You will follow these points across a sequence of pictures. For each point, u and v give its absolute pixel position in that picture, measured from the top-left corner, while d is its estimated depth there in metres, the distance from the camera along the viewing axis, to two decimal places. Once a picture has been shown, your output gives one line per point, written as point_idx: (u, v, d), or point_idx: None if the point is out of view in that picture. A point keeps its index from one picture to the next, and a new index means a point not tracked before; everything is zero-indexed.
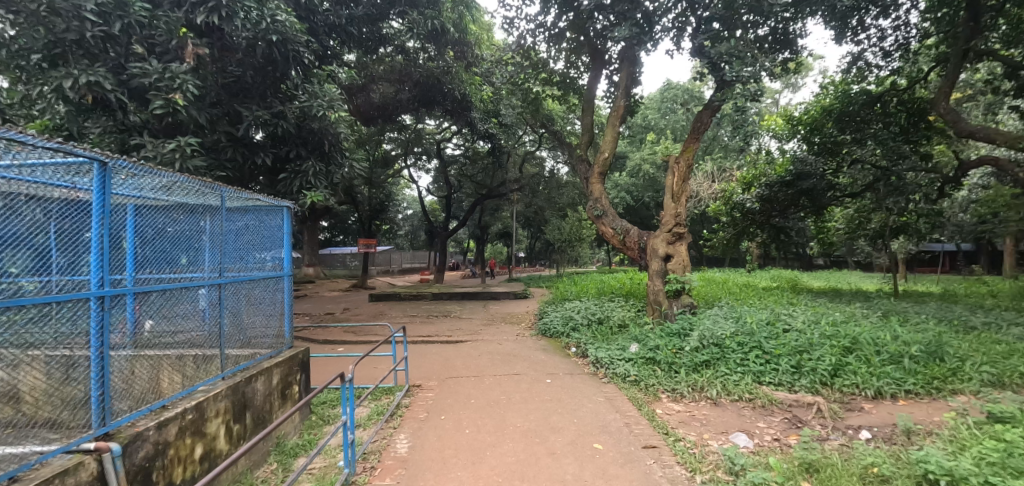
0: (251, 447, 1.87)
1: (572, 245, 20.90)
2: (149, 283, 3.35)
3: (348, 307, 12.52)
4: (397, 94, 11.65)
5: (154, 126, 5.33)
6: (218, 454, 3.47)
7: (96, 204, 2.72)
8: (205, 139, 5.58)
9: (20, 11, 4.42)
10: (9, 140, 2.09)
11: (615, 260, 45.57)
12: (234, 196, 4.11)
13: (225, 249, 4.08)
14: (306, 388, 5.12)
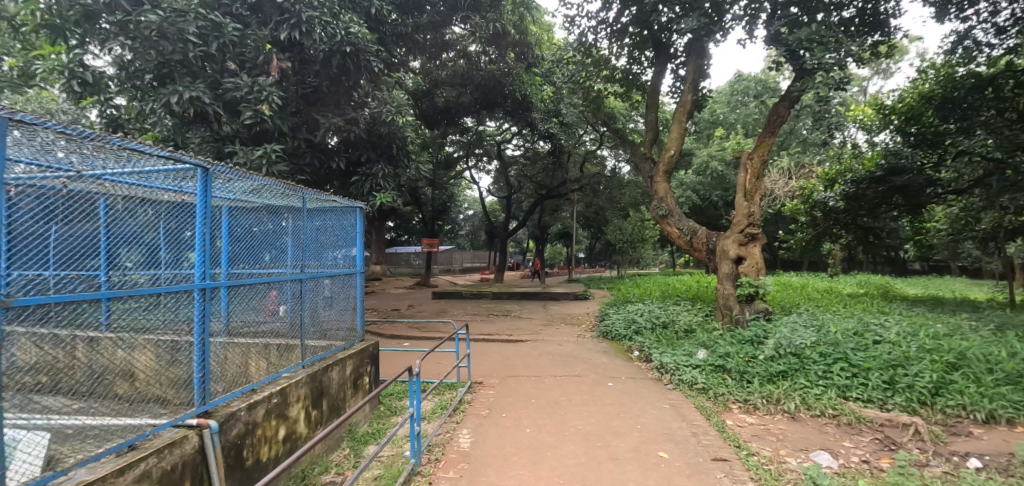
0: (326, 436, 1.98)
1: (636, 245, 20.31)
2: (241, 278, 3.72)
3: (413, 304, 13.03)
4: (460, 97, 11.97)
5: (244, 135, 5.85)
6: (299, 436, 3.75)
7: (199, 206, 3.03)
8: (287, 145, 6.04)
9: (137, 36, 5.00)
10: (130, 150, 2.39)
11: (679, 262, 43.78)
12: (314, 198, 4.37)
13: (305, 247, 4.36)
14: (376, 379, 5.38)
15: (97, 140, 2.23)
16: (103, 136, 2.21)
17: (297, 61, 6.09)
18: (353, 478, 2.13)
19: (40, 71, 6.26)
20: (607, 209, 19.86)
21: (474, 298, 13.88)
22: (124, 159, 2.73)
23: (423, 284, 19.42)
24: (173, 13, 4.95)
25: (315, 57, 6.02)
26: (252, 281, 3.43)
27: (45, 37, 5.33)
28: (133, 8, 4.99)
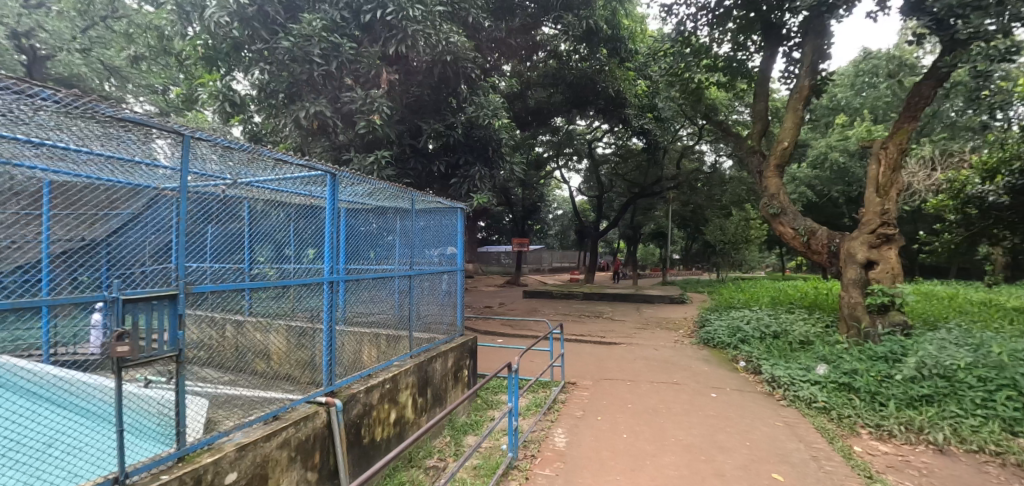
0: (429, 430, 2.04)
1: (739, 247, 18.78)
2: (360, 272, 4.15)
3: (505, 302, 13.40)
4: (551, 97, 12.05)
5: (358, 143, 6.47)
6: (407, 420, 4.05)
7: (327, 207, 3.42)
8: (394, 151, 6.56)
9: (273, 61, 5.72)
10: (277, 160, 2.79)
11: (790, 266, 39.49)
12: (421, 199, 4.69)
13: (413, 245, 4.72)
14: (474, 373, 5.63)
15: (252, 152, 2.71)
16: (256, 147, 2.66)
17: (403, 73, 6.55)
18: (454, 472, 2.21)
19: (203, 96, 7.47)
20: (705, 208, 18.66)
21: (564, 298, 13.92)
22: (271, 167, 3.21)
23: (514, 282, 19.93)
24: (302, 38, 5.60)
25: (419, 67, 6.44)
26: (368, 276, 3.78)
27: (207, 68, 6.36)
28: (270, 37, 5.73)
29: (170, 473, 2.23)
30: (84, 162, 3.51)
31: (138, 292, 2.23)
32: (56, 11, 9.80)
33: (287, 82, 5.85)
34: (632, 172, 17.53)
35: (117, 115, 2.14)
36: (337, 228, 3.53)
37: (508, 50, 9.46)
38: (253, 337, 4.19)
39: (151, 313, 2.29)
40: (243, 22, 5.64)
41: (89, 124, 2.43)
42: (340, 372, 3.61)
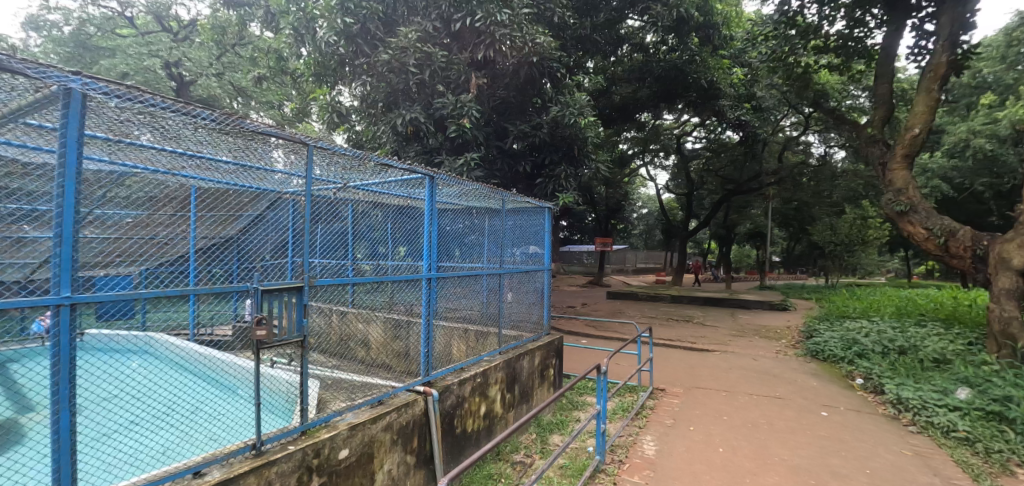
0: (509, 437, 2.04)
1: (853, 250, 16.68)
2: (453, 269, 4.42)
3: (588, 303, 13.32)
4: (636, 92, 11.09)
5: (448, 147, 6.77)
6: (495, 414, 4.19)
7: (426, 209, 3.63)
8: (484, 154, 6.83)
9: (375, 73, 6.20)
10: (385, 166, 3.05)
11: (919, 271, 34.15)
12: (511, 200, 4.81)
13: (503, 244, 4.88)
14: (560, 372, 5.66)
15: (361, 158, 3.02)
16: (366, 154, 2.97)
17: (490, 77, 6.80)
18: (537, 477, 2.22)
19: (314, 109, 8.28)
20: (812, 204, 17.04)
21: (653, 301, 13.52)
22: (378, 172, 3.52)
23: (596, 283, 19.67)
24: (398, 50, 5.96)
25: (505, 70, 6.61)
26: (462, 273, 3.97)
27: (318, 84, 7.04)
28: (371, 51, 6.18)
29: (296, 444, 2.58)
30: (226, 171, 4.14)
31: (272, 283, 2.57)
32: (199, 43, 11.52)
33: (386, 92, 6.28)
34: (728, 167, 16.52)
35: (257, 129, 2.54)
36: (434, 228, 3.74)
37: (592, 47, 9.33)
38: (357, 327, 4.59)
39: (280, 302, 2.60)
40: (348, 40, 6.14)
41: (235, 140, 2.88)
42: (436, 364, 3.85)
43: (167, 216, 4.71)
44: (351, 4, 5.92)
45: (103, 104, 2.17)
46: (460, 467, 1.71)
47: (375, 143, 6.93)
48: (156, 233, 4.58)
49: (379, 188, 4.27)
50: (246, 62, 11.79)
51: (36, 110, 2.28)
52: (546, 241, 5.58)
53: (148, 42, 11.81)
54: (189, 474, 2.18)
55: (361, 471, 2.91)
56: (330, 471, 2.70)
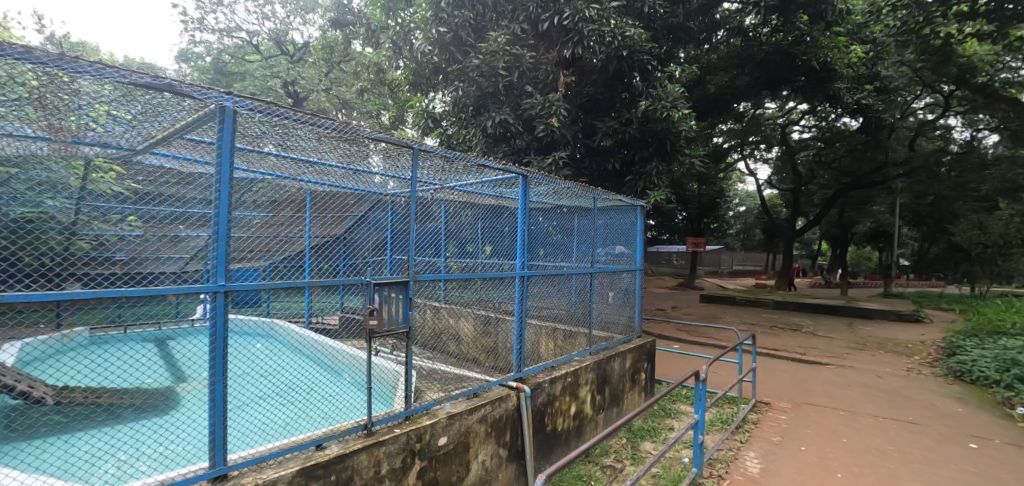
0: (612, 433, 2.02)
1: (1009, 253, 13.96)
2: (547, 268, 4.58)
3: (677, 307, 12.70)
4: (734, 80, 10.53)
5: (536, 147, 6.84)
6: (586, 415, 4.18)
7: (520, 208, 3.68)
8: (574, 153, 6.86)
9: (467, 79, 6.46)
10: (482, 166, 3.18)
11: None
12: (603, 198, 4.73)
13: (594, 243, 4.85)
14: (652, 377, 5.46)
15: (460, 160, 3.15)
16: (466, 156, 3.09)
17: (577, 74, 6.75)
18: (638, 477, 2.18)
19: (409, 116, 8.83)
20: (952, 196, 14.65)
21: (751, 307, 12.48)
22: (475, 172, 3.68)
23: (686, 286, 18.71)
24: (488, 54, 6.16)
25: (593, 67, 6.53)
26: (555, 272, 4.00)
27: (414, 92, 7.52)
28: (462, 57, 6.47)
29: (401, 428, 2.76)
30: (338, 177, 4.55)
31: (384, 277, 2.80)
32: (313, 63, 12.99)
33: (476, 96, 6.53)
34: (845, 159, 14.78)
35: (370, 136, 2.74)
36: (528, 227, 3.81)
37: (685, 35, 8.88)
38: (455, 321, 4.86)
39: (390, 295, 2.80)
40: (441, 48, 6.49)
41: (349, 147, 3.13)
42: (527, 361, 3.90)
43: (290, 218, 5.32)
44: (445, 14, 6.25)
45: (247, 117, 2.47)
46: (568, 456, 1.73)
47: (466, 146, 7.11)
48: (280, 232, 5.20)
49: (474, 189, 4.45)
50: (350, 77, 13.03)
51: (197, 126, 2.65)
52: (637, 241, 5.42)
53: (272, 65, 13.59)
54: (313, 446, 2.45)
55: (458, 460, 3.03)
56: (430, 456, 2.85)
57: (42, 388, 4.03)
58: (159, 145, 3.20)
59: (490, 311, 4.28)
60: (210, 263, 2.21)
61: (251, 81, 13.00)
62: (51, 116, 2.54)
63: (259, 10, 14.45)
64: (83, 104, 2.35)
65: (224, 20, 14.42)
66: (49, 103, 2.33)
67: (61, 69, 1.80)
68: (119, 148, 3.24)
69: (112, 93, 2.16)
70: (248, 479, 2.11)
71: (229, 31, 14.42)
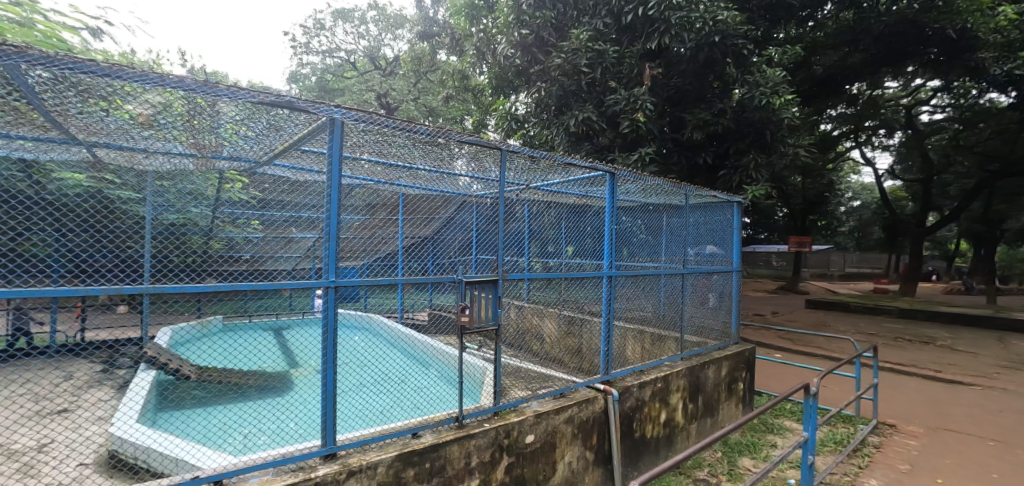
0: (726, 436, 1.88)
1: None
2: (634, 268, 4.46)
3: (777, 313, 11.61)
4: (847, 58, 9.54)
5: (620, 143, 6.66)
6: (676, 423, 4.01)
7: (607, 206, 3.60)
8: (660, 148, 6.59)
9: (549, 79, 6.49)
10: (568, 165, 3.18)
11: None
12: (694, 195, 4.47)
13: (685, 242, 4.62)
14: (751, 389, 5.08)
15: (547, 159, 3.16)
16: (553, 155, 3.10)
17: (664, 65, 6.45)
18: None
19: (492, 120, 9.05)
20: None
21: (867, 315, 11.00)
22: (560, 171, 3.68)
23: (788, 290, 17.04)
24: (571, 53, 6.16)
25: (681, 57, 6.19)
26: (644, 272, 3.85)
27: (496, 96, 7.71)
28: (544, 57, 6.52)
29: (491, 423, 2.82)
30: (429, 180, 4.78)
31: (476, 275, 2.89)
32: (403, 75, 13.91)
33: (558, 95, 6.54)
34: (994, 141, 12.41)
35: (462, 140, 2.83)
36: (615, 225, 3.71)
37: (785, 14, 8.13)
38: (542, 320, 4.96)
39: (481, 294, 2.88)
40: (524, 50, 6.61)
41: (440, 151, 3.27)
42: (615, 364, 3.83)
43: (384, 220, 5.74)
44: (527, 16, 6.36)
45: (353, 127, 2.63)
46: (685, 452, 1.65)
47: (548, 146, 7.11)
48: (376, 233, 5.62)
49: (559, 188, 4.45)
50: (435, 85, 13.75)
51: (311, 138, 2.93)
52: (734, 241, 5.06)
53: (367, 79, 14.79)
54: (410, 434, 2.58)
55: (545, 459, 3.03)
56: (518, 453, 2.88)
57: (188, 366, 4.74)
58: (279, 157, 3.59)
59: (577, 310, 4.27)
60: (323, 261, 2.36)
61: (350, 95, 14.27)
62: (200, 135, 2.99)
63: (356, 30, 15.82)
64: (223, 123, 2.72)
65: (327, 42, 16.00)
66: (199, 124, 2.74)
67: (203, 94, 2.05)
68: (248, 161, 3.71)
69: (243, 112, 2.45)
70: (355, 459, 2.29)
71: (331, 52, 15.98)
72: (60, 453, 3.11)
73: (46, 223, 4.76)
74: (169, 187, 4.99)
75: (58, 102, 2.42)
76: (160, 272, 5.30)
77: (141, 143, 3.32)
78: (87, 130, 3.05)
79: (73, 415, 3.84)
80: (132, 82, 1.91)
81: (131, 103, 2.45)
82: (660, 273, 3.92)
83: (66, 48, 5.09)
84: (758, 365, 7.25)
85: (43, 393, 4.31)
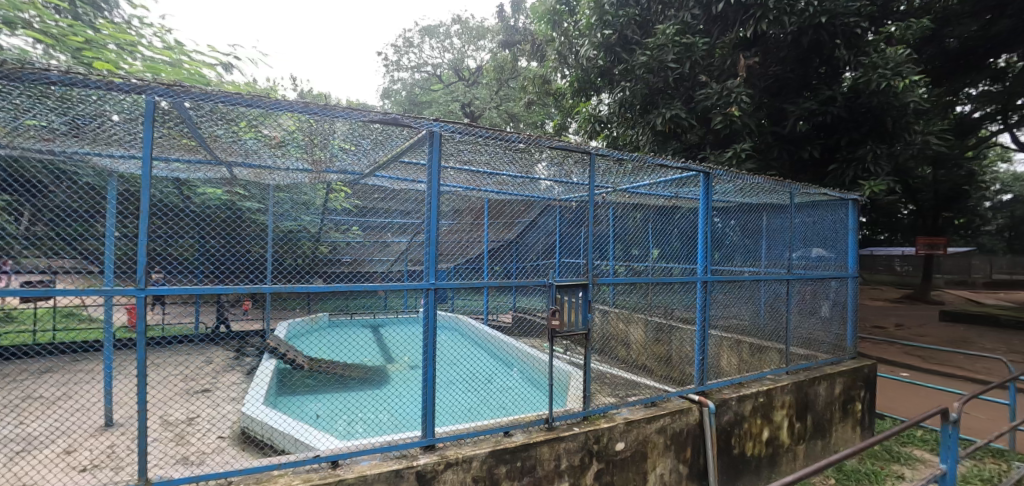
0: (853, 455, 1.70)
1: None
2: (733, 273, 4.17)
3: (902, 326, 10.14)
4: (992, 26, 8.15)
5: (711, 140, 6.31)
6: (781, 443, 3.68)
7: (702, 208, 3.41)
8: (757, 143, 6.11)
9: (633, 77, 6.34)
10: (660, 166, 3.07)
11: None
12: (801, 193, 4.07)
13: (791, 245, 4.23)
14: (872, 411, 4.51)
15: (638, 161, 3.08)
16: (644, 156, 3.01)
17: (760, 54, 6.00)
18: None
19: (573, 123, 9.03)
20: None
21: None
22: (650, 172, 3.57)
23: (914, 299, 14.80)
24: (656, 49, 5.97)
25: (781, 42, 5.71)
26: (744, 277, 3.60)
27: (578, 98, 7.68)
28: (628, 56, 6.38)
29: (581, 427, 2.81)
30: (514, 185, 4.89)
31: (567, 280, 2.91)
32: (486, 84, 14.37)
33: (643, 94, 6.34)
34: None
35: (552, 146, 2.84)
36: (710, 228, 3.51)
37: None
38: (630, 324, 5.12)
39: (571, 299, 2.88)
40: (607, 51, 6.52)
41: (530, 158, 3.34)
42: (710, 374, 3.63)
43: (470, 225, 5.99)
44: (610, 16, 6.31)
45: (449, 137, 2.74)
46: (809, 467, 1.51)
47: (633, 147, 6.95)
48: (463, 237, 5.88)
49: (647, 190, 4.31)
50: (517, 92, 14.01)
51: (410, 150, 3.15)
52: (850, 243, 4.53)
53: (452, 90, 15.52)
54: (502, 432, 2.66)
55: (636, 468, 2.95)
56: (608, 459, 2.84)
57: (301, 357, 5.32)
58: (381, 169, 3.91)
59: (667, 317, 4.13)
60: (424, 263, 2.49)
61: (437, 106, 15.07)
62: (317, 152, 3.36)
63: (441, 45, 16.67)
64: (337, 141, 3.04)
65: (416, 58, 17.07)
66: (317, 142, 3.08)
67: (321, 116, 2.25)
68: (354, 173, 4.09)
69: (353, 130, 2.69)
70: (452, 452, 2.42)
71: (419, 67, 17.03)
72: (205, 425, 3.64)
73: (193, 232, 5.60)
74: (285, 198, 5.66)
75: (214, 129, 2.87)
76: (279, 273, 6.03)
77: (272, 160, 3.81)
78: (230, 151, 3.57)
79: (214, 395, 4.48)
80: (266, 109, 2.15)
81: (265, 128, 2.83)
82: (765, 278, 3.61)
83: (205, 81, 6.02)
84: (880, 385, 6.40)
85: (191, 374, 5.09)
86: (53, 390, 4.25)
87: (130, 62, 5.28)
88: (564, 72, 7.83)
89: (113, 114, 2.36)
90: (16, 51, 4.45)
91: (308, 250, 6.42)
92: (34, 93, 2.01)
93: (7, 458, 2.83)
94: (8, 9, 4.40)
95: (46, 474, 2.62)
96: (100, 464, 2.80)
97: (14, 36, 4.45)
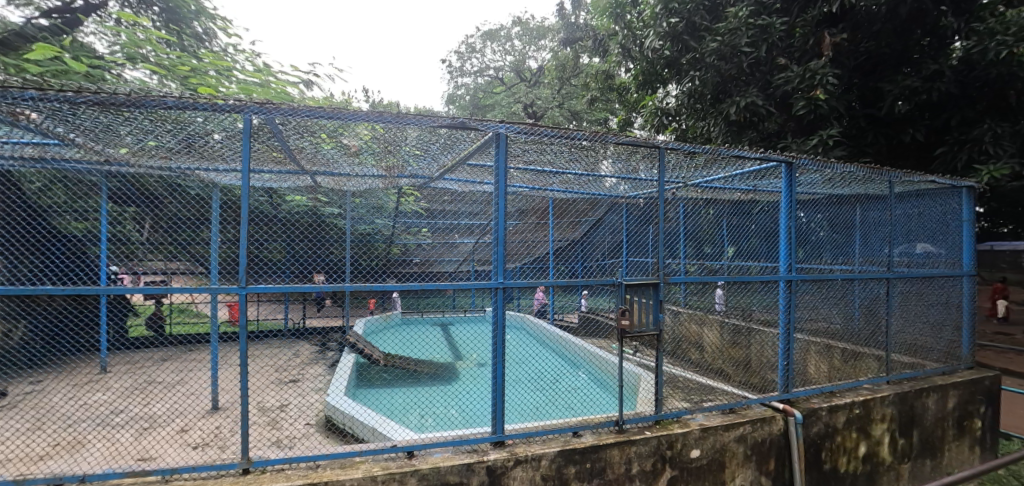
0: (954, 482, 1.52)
1: None
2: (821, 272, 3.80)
3: None
4: None
5: (792, 127, 5.83)
6: (882, 460, 3.31)
7: (784, 201, 3.14)
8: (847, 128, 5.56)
9: (702, 66, 6.03)
10: (734, 158, 2.89)
11: None
12: (902, 182, 3.62)
13: (890, 240, 3.80)
14: (995, 430, 3.92)
15: (711, 154, 2.91)
16: (717, 148, 2.85)
17: (849, 30, 5.45)
18: None
19: (638, 118, 8.73)
20: None
21: None
22: (723, 164, 3.39)
23: None
24: (728, 34, 5.62)
25: (875, 15, 5.14)
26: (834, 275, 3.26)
27: (643, 91, 7.45)
28: (697, 43, 6.06)
29: (653, 431, 2.71)
30: (579, 184, 4.86)
31: (636, 279, 2.82)
32: (548, 83, 14.36)
33: (714, 83, 6.00)
34: None
35: (618, 142, 2.74)
36: (793, 223, 3.23)
37: None
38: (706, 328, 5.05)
39: (641, 299, 2.79)
40: (674, 40, 6.25)
41: (595, 156, 3.29)
42: (796, 381, 3.35)
43: (533, 224, 6.06)
44: (676, 3, 6.05)
45: (515, 138, 2.76)
46: None
47: (703, 139, 6.62)
48: (526, 237, 5.96)
49: (721, 184, 4.08)
50: (580, 89, 13.82)
51: (476, 153, 3.24)
52: (965, 237, 3.96)
53: (514, 92, 15.70)
54: (571, 432, 2.63)
55: (713, 478, 2.80)
56: (682, 467, 2.72)
57: (377, 352, 5.63)
58: (449, 172, 4.05)
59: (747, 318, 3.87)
60: (492, 263, 2.51)
61: (500, 109, 15.34)
62: (391, 158, 3.56)
63: (503, 48, 16.91)
64: (409, 147, 3.18)
65: (478, 63, 17.52)
66: (390, 149, 3.26)
67: (394, 124, 2.32)
68: (424, 178, 4.28)
69: (423, 136, 2.81)
70: (521, 450, 2.44)
71: (482, 72, 17.49)
72: (295, 412, 3.99)
73: (282, 236, 6.24)
74: (362, 203, 6.05)
75: (303, 142, 3.14)
76: (356, 273, 6.47)
77: (351, 168, 4.09)
78: (314, 162, 3.88)
79: (302, 385, 4.90)
80: (346, 121, 2.29)
81: (345, 137, 3.04)
82: (860, 277, 3.25)
83: (289, 97, 6.61)
84: (1007, 400, 5.52)
85: (283, 366, 5.59)
86: (172, 376, 4.87)
87: (227, 85, 5.90)
88: (628, 65, 7.61)
89: (217, 132, 2.66)
90: (138, 82, 5.17)
91: (382, 251, 6.81)
92: (155, 117, 2.32)
93: (138, 433, 3.29)
94: (131, 47, 5.28)
95: (168, 449, 3.01)
96: (208, 443, 3.16)
97: (136, 69, 5.20)
